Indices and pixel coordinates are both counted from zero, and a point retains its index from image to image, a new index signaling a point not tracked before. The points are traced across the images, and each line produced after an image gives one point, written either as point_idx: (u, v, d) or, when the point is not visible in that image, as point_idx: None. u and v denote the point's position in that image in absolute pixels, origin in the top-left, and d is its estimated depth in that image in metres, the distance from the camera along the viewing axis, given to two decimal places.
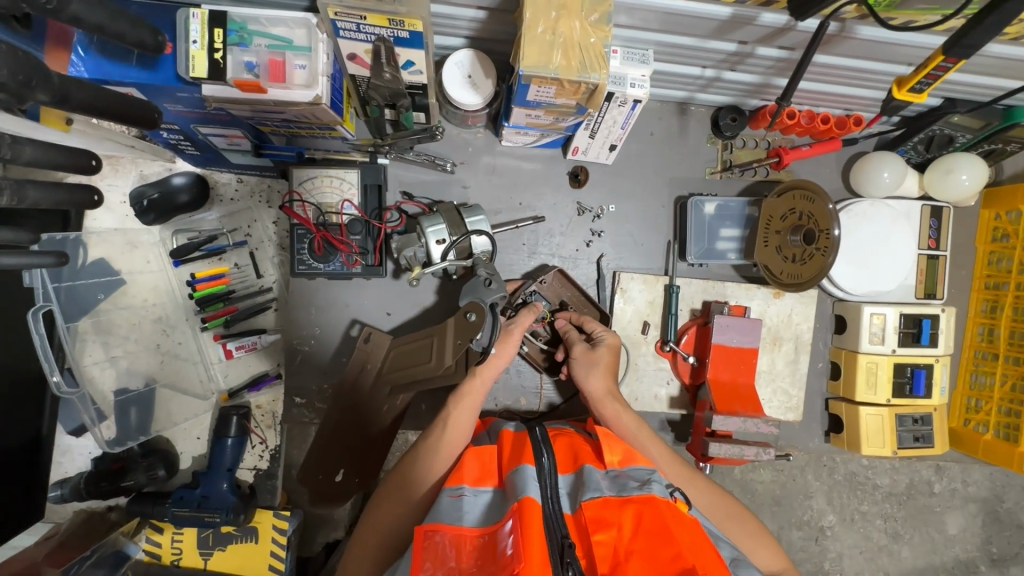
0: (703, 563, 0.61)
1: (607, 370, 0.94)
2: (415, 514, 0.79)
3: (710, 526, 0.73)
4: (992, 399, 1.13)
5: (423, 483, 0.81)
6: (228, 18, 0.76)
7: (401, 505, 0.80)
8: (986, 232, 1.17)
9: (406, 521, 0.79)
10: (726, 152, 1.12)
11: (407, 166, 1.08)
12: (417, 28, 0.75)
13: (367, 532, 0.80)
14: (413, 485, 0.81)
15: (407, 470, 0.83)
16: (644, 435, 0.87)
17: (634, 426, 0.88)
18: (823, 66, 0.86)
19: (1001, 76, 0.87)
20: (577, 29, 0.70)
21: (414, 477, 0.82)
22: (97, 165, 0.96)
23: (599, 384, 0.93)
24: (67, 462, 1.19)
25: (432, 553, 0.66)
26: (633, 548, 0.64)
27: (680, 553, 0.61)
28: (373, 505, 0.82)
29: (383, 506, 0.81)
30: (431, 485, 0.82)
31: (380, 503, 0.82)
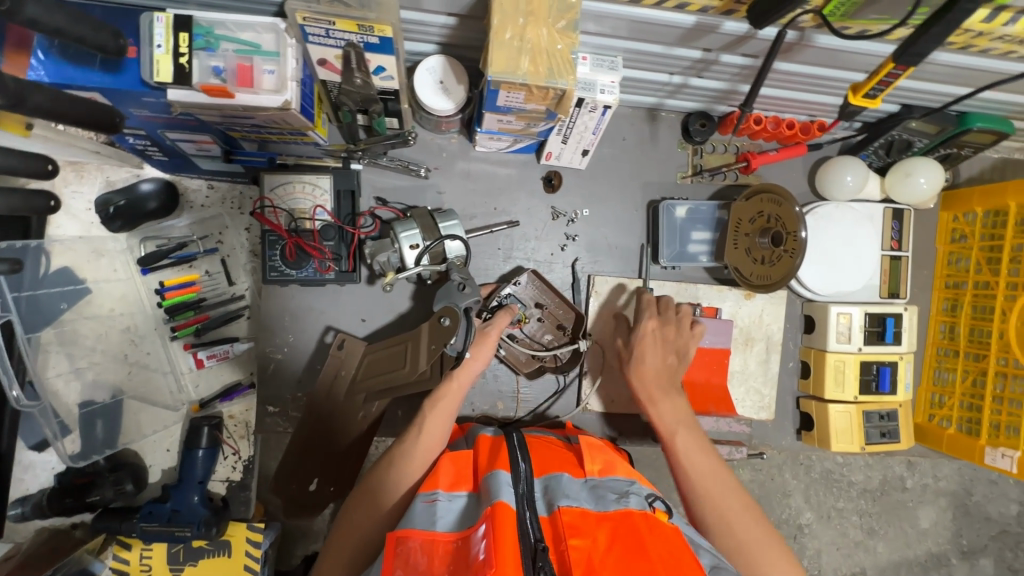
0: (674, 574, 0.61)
1: (671, 361, 0.95)
2: (390, 519, 0.79)
3: (693, 534, 0.73)
4: (954, 394, 1.17)
5: (400, 487, 0.81)
6: (194, 23, 0.75)
7: (374, 510, 0.79)
8: (946, 233, 1.21)
9: (379, 526, 0.78)
10: (696, 157, 1.14)
11: (380, 171, 1.08)
12: (386, 35, 0.76)
13: (340, 539, 0.78)
14: (387, 491, 0.80)
15: (381, 476, 0.82)
16: (666, 405, 0.88)
17: (663, 399, 0.89)
18: (785, 73, 0.89)
19: (953, 83, 0.91)
20: (544, 36, 0.71)
21: (389, 483, 0.81)
22: (53, 169, 0.97)
23: (651, 357, 0.95)
24: (30, 478, 1.16)
25: (404, 559, 0.65)
26: (606, 561, 0.64)
27: (653, 568, 0.61)
28: (346, 510, 0.81)
29: (357, 510, 0.80)
30: (406, 490, 0.82)
31: (355, 511, 0.80)
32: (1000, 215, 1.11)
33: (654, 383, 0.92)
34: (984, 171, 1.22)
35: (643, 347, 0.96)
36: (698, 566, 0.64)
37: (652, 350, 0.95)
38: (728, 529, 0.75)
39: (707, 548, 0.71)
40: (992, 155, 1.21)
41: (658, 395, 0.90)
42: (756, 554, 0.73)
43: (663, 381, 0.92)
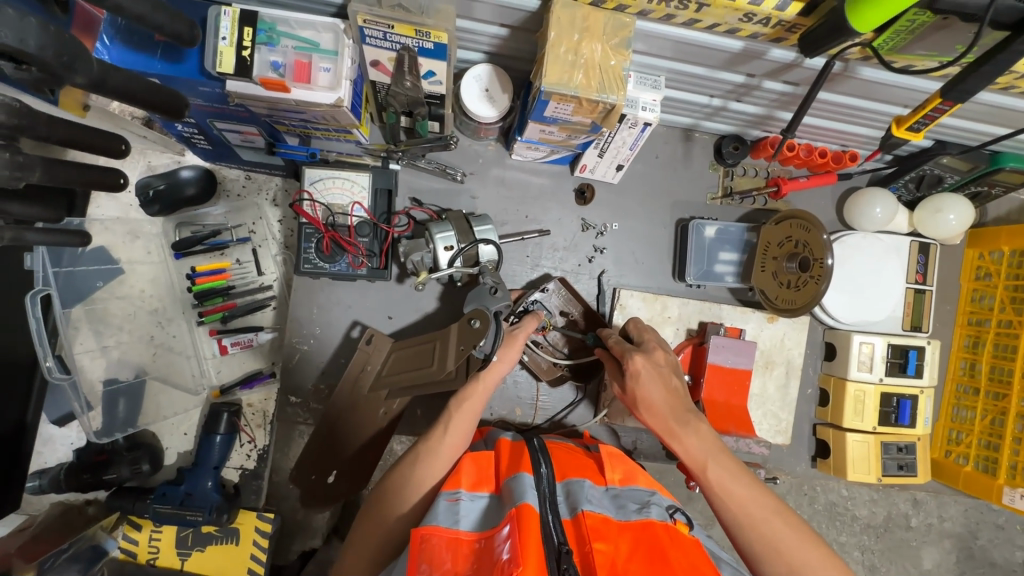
0: None
1: (675, 385, 0.85)
2: (413, 514, 0.79)
3: (712, 548, 0.73)
4: (973, 432, 1.16)
5: (424, 483, 0.81)
6: (259, 18, 0.78)
7: (395, 504, 0.80)
8: (970, 270, 1.22)
9: (405, 521, 0.79)
10: (727, 179, 1.15)
11: (418, 173, 1.10)
12: (442, 40, 0.78)
13: (364, 532, 0.79)
14: (411, 488, 0.81)
15: (404, 472, 0.83)
16: (671, 419, 0.81)
17: (668, 417, 0.81)
18: (825, 102, 0.91)
19: (989, 123, 0.92)
20: (598, 52, 0.73)
21: (414, 479, 0.82)
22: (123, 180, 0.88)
23: (662, 415, 0.82)
24: (48, 451, 1.17)
25: (429, 554, 0.66)
26: (629, 567, 0.65)
27: None
28: (369, 505, 0.82)
29: (382, 505, 0.81)
30: (430, 488, 0.82)
31: (378, 504, 0.81)
32: None
33: (696, 445, 0.77)
34: (1012, 212, 1.22)
35: (640, 384, 0.85)
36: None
37: (661, 412, 0.82)
38: None
39: (728, 560, 0.72)
40: (1020, 197, 1.22)
41: (707, 457, 0.76)
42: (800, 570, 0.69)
43: (707, 439, 0.78)
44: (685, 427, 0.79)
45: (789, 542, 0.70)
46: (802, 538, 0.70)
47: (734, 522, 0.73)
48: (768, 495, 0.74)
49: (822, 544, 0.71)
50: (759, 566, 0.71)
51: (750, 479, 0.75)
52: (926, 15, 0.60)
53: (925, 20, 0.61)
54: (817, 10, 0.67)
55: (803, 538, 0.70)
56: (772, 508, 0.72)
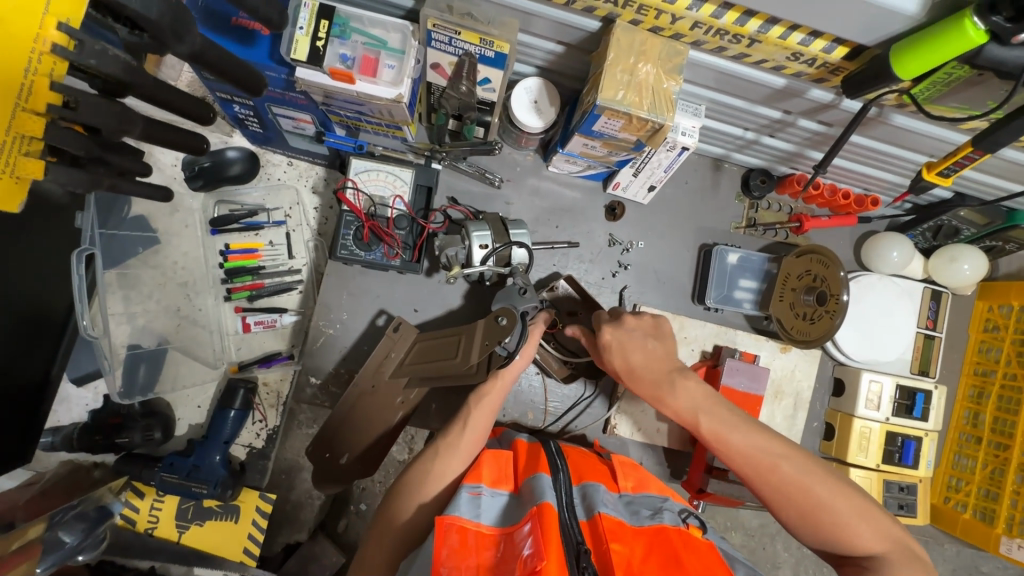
0: None
1: (654, 346, 0.89)
2: (434, 505, 0.81)
3: (726, 548, 0.77)
4: (974, 480, 1.18)
5: (445, 477, 0.84)
6: (335, 13, 0.83)
7: (416, 496, 0.82)
8: (979, 321, 1.26)
9: (425, 512, 0.80)
10: (751, 211, 1.20)
11: (457, 175, 1.14)
12: (503, 50, 0.83)
13: (384, 523, 0.80)
14: (431, 481, 0.83)
15: (426, 465, 0.85)
16: (662, 379, 0.86)
17: (656, 379, 0.86)
18: (855, 145, 0.95)
19: (1008, 179, 0.97)
20: (652, 74, 0.78)
21: (433, 474, 0.84)
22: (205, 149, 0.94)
23: (650, 377, 0.87)
24: (63, 411, 1.19)
25: (452, 544, 0.68)
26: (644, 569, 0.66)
27: None
28: (390, 497, 0.83)
29: (402, 497, 0.82)
30: (450, 482, 0.84)
31: (399, 496, 0.83)
32: None
33: (689, 400, 0.83)
34: None
35: (620, 355, 0.90)
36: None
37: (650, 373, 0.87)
38: (831, 528, 0.72)
39: (742, 560, 0.75)
40: None
41: (699, 411, 0.82)
42: (825, 512, 0.72)
43: (699, 393, 0.83)
44: (673, 387, 0.84)
45: (795, 481, 0.74)
46: (813, 477, 0.74)
47: (741, 468, 0.78)
48: (772, 440, 0.78)
49: (833, 479, 0.74)
50: (773, 505, 0.76)
51: (749, 426, 0.79)
52: (963, 71, 0.65)
53: (961, 75, 0.66)
54: (861, 55, 0.71)
55: (811, 476, 0.74)
56: (776, 451, 0.77)
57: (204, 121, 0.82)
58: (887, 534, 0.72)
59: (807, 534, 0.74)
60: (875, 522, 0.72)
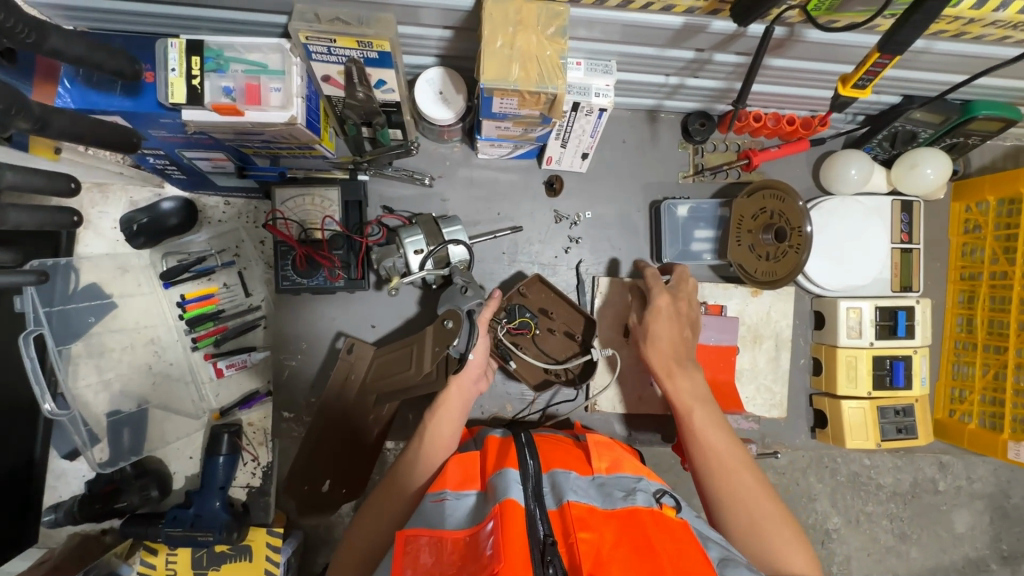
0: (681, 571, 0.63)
1: (683, 333, 0.97)
2: (395, 522, 0.81)
3: (701, 528, 0.75)
4: (975, 388, 1.14)
5: (404, 494, 0.83)
6: (205, 46, 0.80)
7: (381, 519, 0.82)
8: (959, 224, 1.19)
9: (384, 530, 0.81)
10: (697, 156, 1.14)
11: (387, 181, 1.11)
12: (384, 49, 0.79)
13: (349, 548, 0.81)
14: (392, 501, 0.83)
15: (387, 485, 0.85)
16: (672, 366, 0.92)
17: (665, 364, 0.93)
18: (778, 69, 0.90)
19: (952, 72, 0.90)
20: (534, 42, 0.73)
21: (393, 494, 0.84)
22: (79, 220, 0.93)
23: (663, 356, 0.94)
24: (62, 486, 1.20)
25: (413, 558, 0.67)
26: (614, 555, 0.66)
27: (661, 563, 0.64)
28: (355, 521, 0.84)
29: (362, 519, 0.83)
30: (409, 499, 0.83)
31: (362, 518, 0.83)
32: (1015, 204, 1.08)
33: (687, 391, 0.88)
34: (997, 160, 1.20)
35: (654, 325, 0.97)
36: (709, 564, 0.66)
37: (664, 350, 0.95)
38: (766, 545, 0.72)
39: (717, 540, 0.74)
40: (1002, 144, 1.20)
41: (696, 404, 0.87)
42: (764, 525, 0.73)
43: (700, 389, 0.89)
44: (684, 372, 0.91)
45: (747, 487, 0.77)
46: (765, 493, 0.76)
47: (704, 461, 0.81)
48: (738, 448, 0.81)
49: (781, 504, 0.76)
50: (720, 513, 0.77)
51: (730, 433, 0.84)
52: None
53: None
54: None
55: (762, 490, 0.76)
56: (744, 460, 0.80)
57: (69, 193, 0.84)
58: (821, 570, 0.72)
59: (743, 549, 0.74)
60: (813, 555, 0.72)
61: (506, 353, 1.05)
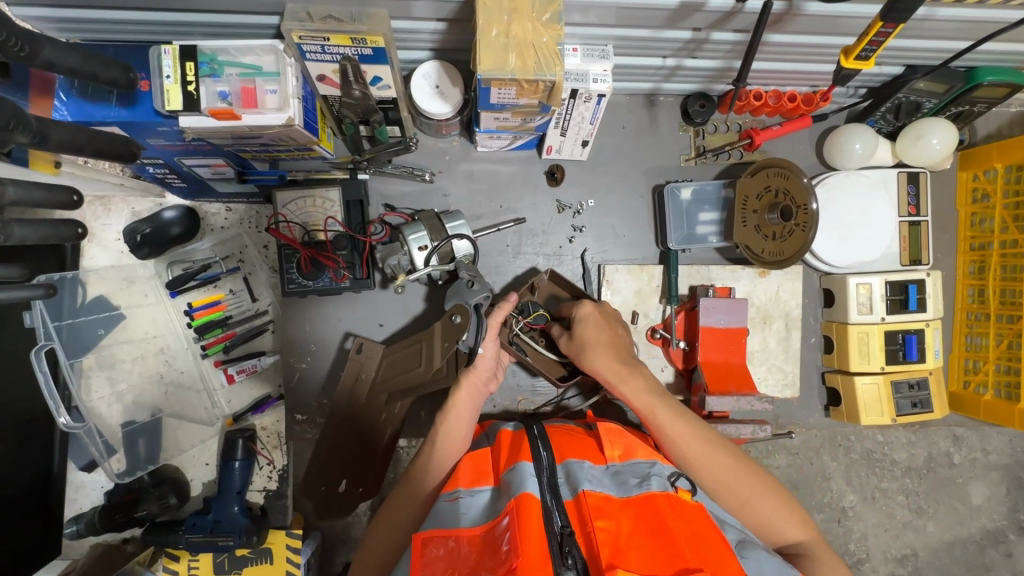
0: (700, 554, 0.64)
1: (619, 343, 0.93)
2: (413, 523, 0.83)
3: (717, 509, 0.77)
4: (989, 358, 1.13)
5: (419, 498, 0.84)
6: (199, 51, 0.79)
7: (398, 523, 0.83)
8: (967, 193, 1.18)
9: (401, 531, 0.82)
10: (698, 138, 1.13)
11: (387, 179, 1.11)
12: (378, 45, 0.78)
13: (368, 552, 0.82)
14: (409, 505, 0.84)
15: (402, 489, 0.85)
16: (627, 375, 0.88)
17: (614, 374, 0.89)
18: (778, 46, 0.88)
19: (956, 39, 0.89)
20: (530, 30, 0.72)
21: (408, 498, 0.84)
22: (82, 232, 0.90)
23: (609, 359, 0.90)
24: (82, 498, 1.21)
25: (432, 562, 0.67)
26: (632, 542, 0.66)
27: (680, 549, 0.64)
28: (372, 525, 0.85)
29: (380, 524, 0.84)
30: (424, 501, 0.84)
31: (378, 523, 0.84)
32: (1022, 170, 1.07)
33: (645, 398, 0.85)
34: (1002, 127, 1.18)
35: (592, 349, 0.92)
36: (726, 544, 0.68)
37: (604, 355, 0.90)
38: (757, 519, 0.79)
39: (733, 523, 0.76)
40: (1008, 111, 1.18)
41: (653, 402, 0.85)
42: (754, 503, 0.79)
43: (656, 391, 0.86)
44: (632, 375, 0.87)
45: (731, 476, 0.80)
46: (747, 472, 0.80)
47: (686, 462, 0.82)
48: (713, 442, 0.82)
49: (763, 476, 0.81)
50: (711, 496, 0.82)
51: (692, 418, 0.85)
52: None
53: None
54: None
55: (745, 471, 0.81)
56: (718, 444, 0.82)
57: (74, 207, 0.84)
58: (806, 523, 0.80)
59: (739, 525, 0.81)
60: (797, 513, 0.80)
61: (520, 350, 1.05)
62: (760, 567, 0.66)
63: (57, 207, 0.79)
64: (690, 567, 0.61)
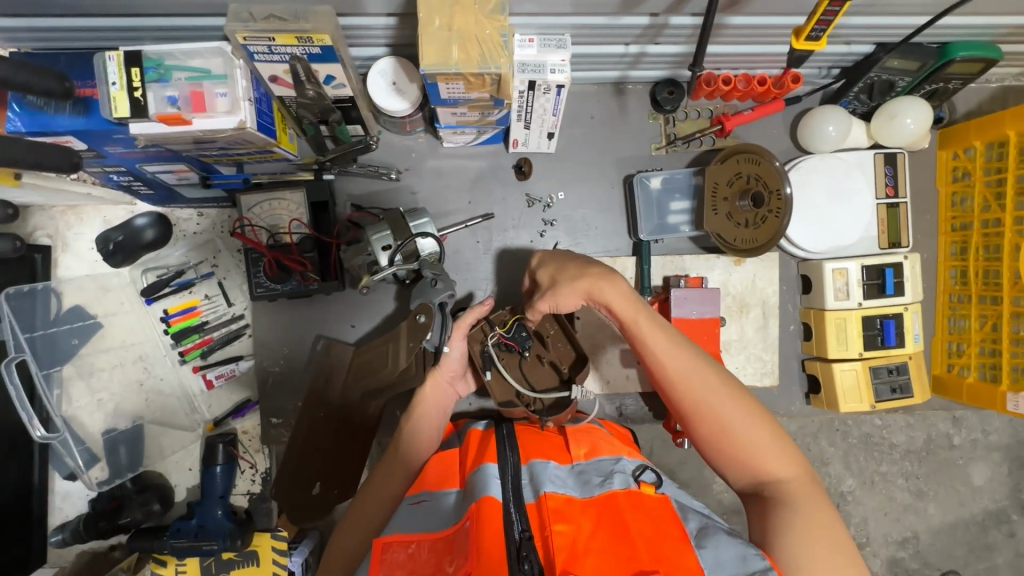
0: (658, 557, 0.62)
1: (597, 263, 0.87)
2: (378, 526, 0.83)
3: (681, 498, 0.77)
4: (972, 341, 1.11)
5: (385, 503, 0.85)
6: (144, 57, 0.78)
7: (364, 527, 0.83)
8: (947, 172, 1.15)
9: (366, 535, 0.82)
10: (669, 126, 1.11)
11: (353, 179, 1.10)
12: (326, 43, 0.77)
13: (333, 556, 0.82)
14: (375, 507, 0.84)
15: (369, 492, 0.86)
16: (608, 286, 0.80)
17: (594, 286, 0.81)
18: (739, 28, 0.86)
19: (923, 13, 0.86)
20: (473, 22, 0.71)
21: (373, 501, 0.85)
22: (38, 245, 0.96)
23: (582, 276, 0.83)
24: (68, 506, 1.21)
25: (392, 566, 0.66)
26: (591, 545, 0.64)
27: (637, 551, 0.63)
28: (339, 529, 0.85)
29: (346, 528, 0.84)
30: (390, 504, 0.85)
31: (345, 527, 0.84)
32: (1004, 146, 1.05)
33: (627, 307, 0.79)
34: (984, 103, 1.15)
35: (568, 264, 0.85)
36: (686, 543, 0.66)
37: (577, 273, 0.84)
38: (739, 448, 0.70)
39: (696, 508, 0.75)
40: (990, 86, 1.15)
41: (638, 311, 0.78)
42: (735, 429, 0.70)
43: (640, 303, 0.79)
44: (610, 287, 0.80)
45: (711, 396, 0.72)
46: (732, 396, 0.72)
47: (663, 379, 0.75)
48: (697, 360, 0.75)
49: (751, 403, 0.72)
50: (687, 420, 0.74)
51: (679, 337, 0.77)
52: None
53: None
54: None
55: (730, 394, 0.72)
56: (700, 362, 0.75)
57: None
58: (796, 460, 0.70)
59: (718, 456, 0.72)
60: (787, 448, 0.70)
61: (486, 361, 0.97)
62: (717, 557, 0.63)
63: None
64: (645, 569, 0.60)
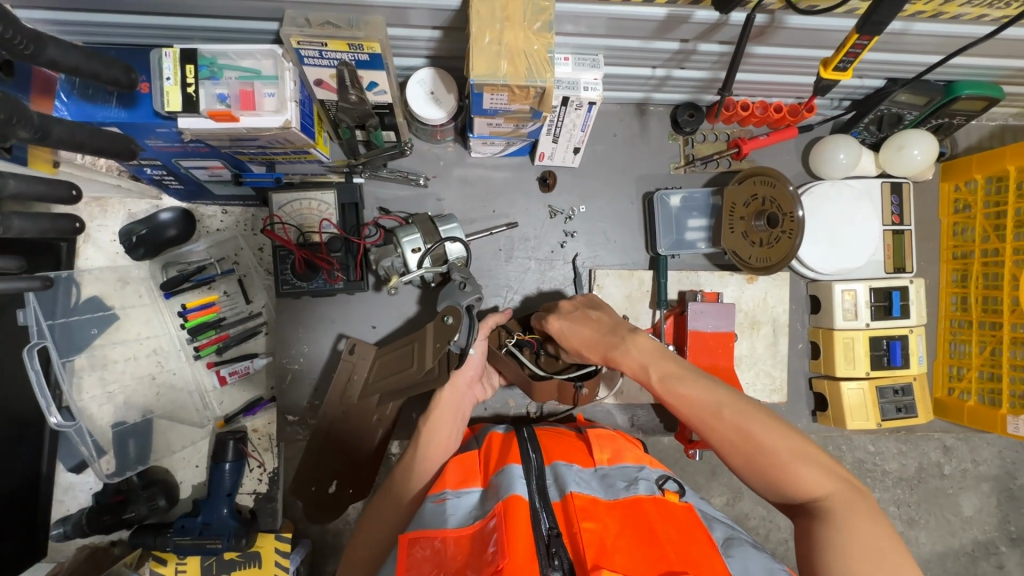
0: (685, 558, 0.64)
1: (595, 317, 0.91)
2: (396, 527, 0.83)
3: (706, 510, 0.78)
4: (972, 365, 1.16)
5: (403, 500, 0.85)
6: (199, 55, 0.81)
7: (382, 527, 0.83)
8: (949, 204, 1.21)
9: (383, 536, 0.82)
10: (688, 147, 1.15)
11: (382, 183, 1.13)
12: (375, 51, 0.80)
13: (351, 554, 0.82)
14: (393, 505, 0.85)
15: (387, 489, 0.88)
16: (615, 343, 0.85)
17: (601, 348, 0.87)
18: (763, 57, 0.92)
19: (933, 53, 0.92)
20: (521, 38, 0.75)
21: (391, 499, 0.85)
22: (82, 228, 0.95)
23: (594, 344, 0.88)
24: (70, 499, 1.21)
25: (418, 564, 0.67)
26: (618, 544, 0.66)
27: (666, 552, 0.64)
28: (358, 528, 0.85)
29: (365, 528, 0.84)
30: (410, 502, 0.85)
31: (363, 528, 0.84)
32: (1003, 180, 1.10)
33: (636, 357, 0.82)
34: (983, 140, 1.22)
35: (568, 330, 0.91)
36: (713, 548, 0.67)
37: (588, 337, 0.88)
38: (771, 473, 0.71)
39: (719, 519, 0.77)
40: (989, 124, 1.22)
41: (647, 360, 0.81)
42: (763, 456, 0.71)
43: (646, 348, 0.82)
44: (620, 348, 0.84)
45: (734, 426, 0.73)
46: (755, 422, 0.73)
47: (687, 417, 0.77)
48: (716, 391, 0.76)
49: (777, 425, 0.72)
50: (719, 451, 0.76)
51: (694, 373, 0.79)
52: None
53: None
54: None
55: (752, 420, 0.73)
56: (721, 396, 0.76)
57: (71, 200, 0.84)
58: (833, 475, 0.69)
59: (757, 482, 0.73)
60: (821, 465, 0.69)
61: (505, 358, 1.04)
62: (745, 566, 0.65)
63: (56, 202, 0.80)
64: (674, 569, 0.62)
